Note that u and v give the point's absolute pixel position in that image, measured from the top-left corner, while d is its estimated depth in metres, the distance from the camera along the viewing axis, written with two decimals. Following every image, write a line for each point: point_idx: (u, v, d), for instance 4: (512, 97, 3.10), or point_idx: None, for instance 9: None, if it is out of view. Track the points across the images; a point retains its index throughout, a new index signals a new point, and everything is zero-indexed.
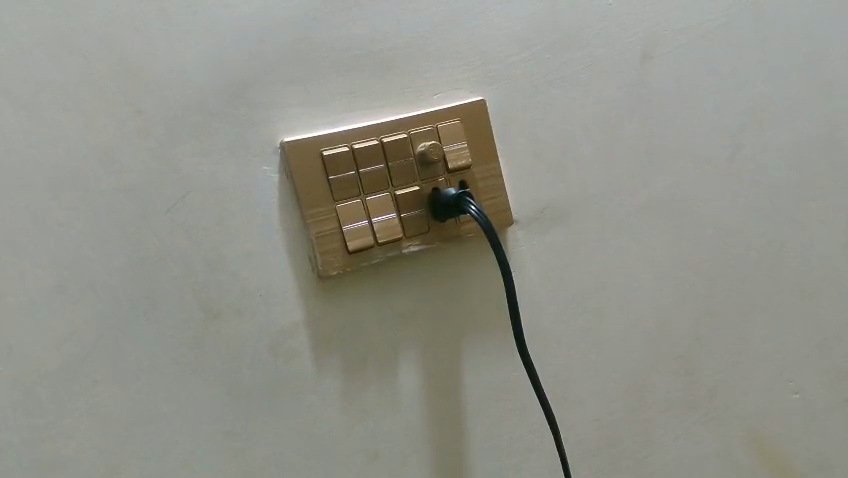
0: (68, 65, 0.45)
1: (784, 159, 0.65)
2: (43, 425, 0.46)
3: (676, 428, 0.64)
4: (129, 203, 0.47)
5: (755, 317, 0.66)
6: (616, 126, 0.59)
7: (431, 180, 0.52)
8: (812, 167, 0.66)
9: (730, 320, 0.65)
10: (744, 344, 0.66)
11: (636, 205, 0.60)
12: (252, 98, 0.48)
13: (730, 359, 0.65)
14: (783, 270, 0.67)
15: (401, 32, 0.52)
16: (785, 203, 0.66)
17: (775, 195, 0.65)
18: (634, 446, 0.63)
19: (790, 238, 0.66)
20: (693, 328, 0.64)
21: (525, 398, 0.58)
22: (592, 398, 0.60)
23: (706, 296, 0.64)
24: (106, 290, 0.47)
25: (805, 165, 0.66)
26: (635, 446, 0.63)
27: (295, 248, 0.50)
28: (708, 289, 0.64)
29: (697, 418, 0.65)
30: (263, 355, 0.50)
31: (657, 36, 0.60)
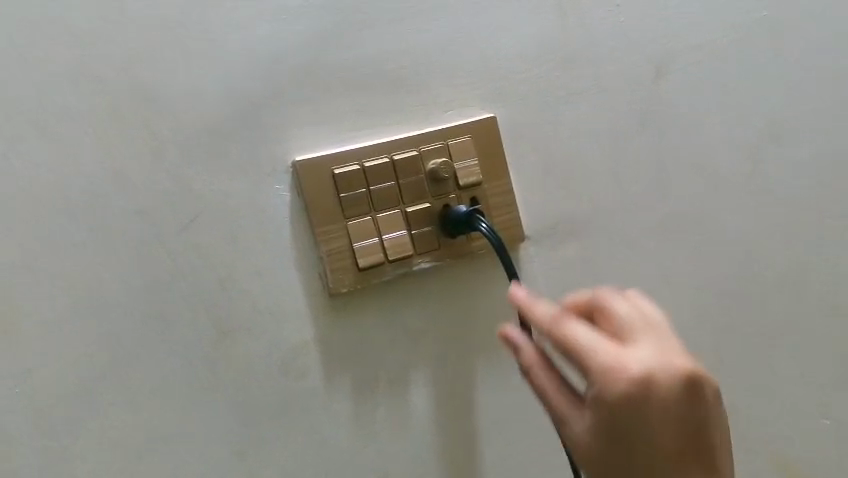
0: (84, 89, 0.45)
1: (803, 172, 0.64)
2: (57, 444, 0.46)
3: None
4: (143, 223, 0.47)
5: (776, 333, 0.64)
6: (626, 140, 0.59)
7: (441, 197, 0.52)
8: (833, 180, 0.65)
9: (750, 337, 0.63)
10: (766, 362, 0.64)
11: (652, 221, 0.60)
12: (265, 118, 0.49)
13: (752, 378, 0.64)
14: (805, 286, 0.65)
15: (410, 50, 0.52)
16: (805, 217, 0.65)
17: (794, 209, 0.64)
18: None
19: (811, 252, 0.65)
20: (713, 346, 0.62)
21: (538, 417, 0.57)
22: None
23: (725, 313, 0.62)
24: (120, 309, 0.47)
25: (825, 178, 0.65)
26: None
27: (306, 266, 0.51)
28: (726, 305, 0.62)
29: None
30: (274, 374, 0.51)
31: (669, 51, 0.60)
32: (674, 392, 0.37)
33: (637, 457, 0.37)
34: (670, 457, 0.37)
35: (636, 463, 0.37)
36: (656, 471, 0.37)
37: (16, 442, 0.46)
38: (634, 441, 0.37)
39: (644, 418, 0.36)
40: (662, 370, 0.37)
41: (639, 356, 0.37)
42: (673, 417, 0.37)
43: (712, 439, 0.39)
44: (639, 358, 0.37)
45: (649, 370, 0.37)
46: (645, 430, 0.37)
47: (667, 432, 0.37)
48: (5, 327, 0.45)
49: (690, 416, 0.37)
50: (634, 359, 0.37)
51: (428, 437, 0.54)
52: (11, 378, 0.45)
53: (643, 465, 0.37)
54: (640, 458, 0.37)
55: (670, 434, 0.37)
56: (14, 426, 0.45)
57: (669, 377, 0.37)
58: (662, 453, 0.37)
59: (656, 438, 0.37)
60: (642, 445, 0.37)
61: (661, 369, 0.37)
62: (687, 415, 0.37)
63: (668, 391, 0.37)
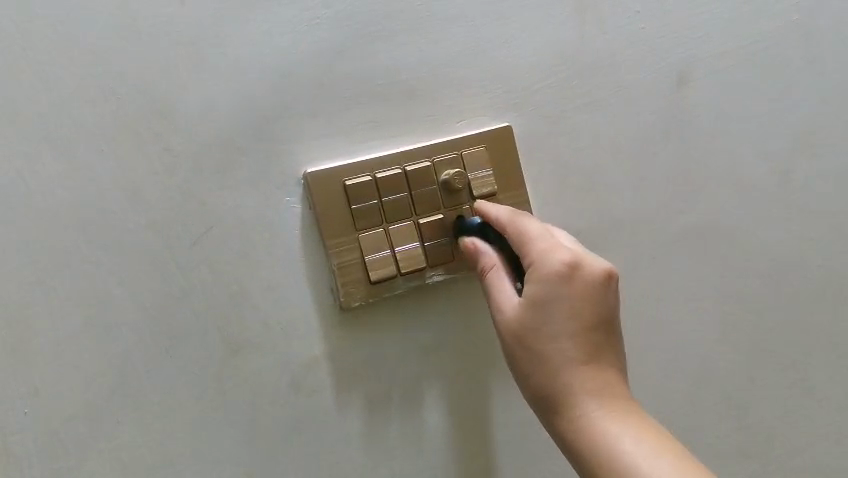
0: (100, 104, 0.45)
1: (822, 182, 0.63)
2: (68, 464, 0.45)
3: (714, 460, 0.62)
4: (155, 237, 0.46)
5: (791, 344, 0.64)
6: (647, 152, 0.58)
7: (456, 207, 0.52)
8: None
9: (768, 348, 0.63)
10: (782, 373, 0.64)
11: (668, 232, 0.59)
12: (278, 129, 0.49)
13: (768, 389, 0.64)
14: (822, 296, 0.65)
15: (423, 61, 0.52)
16: (823, 227, 0.64)
17: (813, 219, 0.64)
18: None
19: (828, 262, 0.64)
20: (729, 357, 0.62)
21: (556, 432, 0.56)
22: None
23: (742, 325, 0.62)
24: (131, 324, 0.46)
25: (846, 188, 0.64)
26: None
27: (318, 279, 0.50)
28: (744, 317, 0.62)
29: (735, 450, 0.63)
30: (285, 390, 0.49)
31: (690, 58, 0.58)
32: (590, 279, 0.45)
33: (551, 327, 0.45)
34: (579, 330, 0.45)
35: (550, 331, 0.45)
36: (566, 339, 0.45)
37: (24, 463, 0.45)
38: (551, 313, 0.45)
39: (562, 292, 0.45)
40: (578, 269, 0.45)
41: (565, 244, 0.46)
42: (585, 296, 0.45)
43: (611, 323, 0.46)
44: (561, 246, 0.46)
45: (567, 265, 0.45)
46: (563, 304, 0.45)
47: (578, 308, 0.45)
48: (14, 344, 0.44)
49: (598, 299, 0.46)
50: (560, 248, 0.46)
51: (444, 456, 0.53)
52: (19, 397, 0.44)
53: (555, 334, 0.45)
54: (553, 328, 0.45)
55: (580, 310, 0.45)
56: (22, 446, 0.45)
57: (583, 274, 0.45)
58: (571, 327, 0.45)
59: (569, 312, 0.45)
60: (556, 317, 0.45)
61: (581, 267, 0.45)
62: (597, 298, 0.45)
63: (585, 281, 0.45)
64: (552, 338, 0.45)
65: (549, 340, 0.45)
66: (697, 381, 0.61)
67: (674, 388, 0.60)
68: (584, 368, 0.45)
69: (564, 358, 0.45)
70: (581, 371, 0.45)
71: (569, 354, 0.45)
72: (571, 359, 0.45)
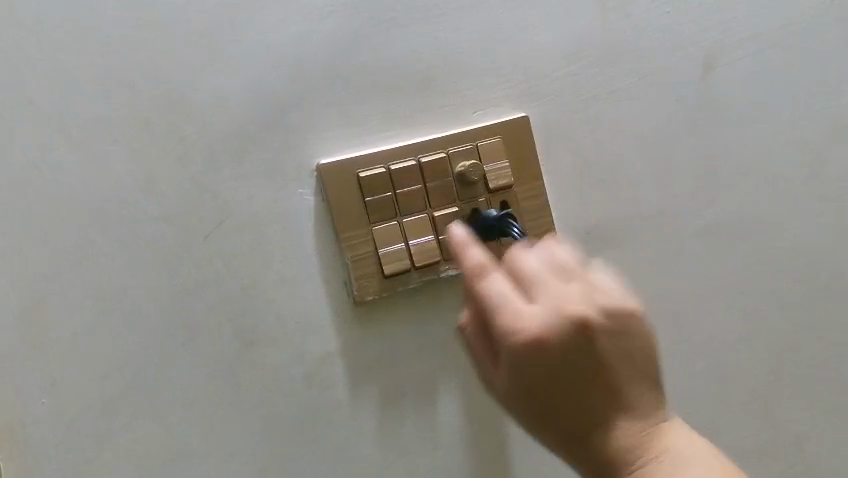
0: (113, 96, 0.45)
1: None
2: (84, 455, 0.46)
3: (738, 459, 0.61)
4: (169, 230, 0.46)
5: (819, 340, 0.62)
6: (670, 143, 0.56)
7: (471, 200, 0.51)
8: None
9: (794, 344, 0.62)
10: (809, 370, 0.62)
11: (691, 225, 0.57)
12: (291, 120, 0.48)
13: (794, 386, 0.62)
14: None
15: (438, 50, 0.51)
16: None
17: (842, 211, 0.61)
18: None
19: None
20: (754, 354, 0.60)
21: None
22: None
23: (767, 320, 0.60)
24: (145, 317, 0.46)
25: None
26: None
27: (331, 273, 0.49)
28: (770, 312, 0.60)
29: (760, 448, 0.61)
30: (299, 384, 0.49)
31: (714, 46, 0.57)
32: (577, 345, 0.38)
33: (559, 414, 0.39)
34: (589, 405, 0.39)
35: (559, 418, 0.39)
36: (579, 420, 0.39)
37: (41, 455, 0.45)
38: (551, 398, 0.39)
39: (552, 373, 0.39)
40: (558, 340, 0.38)
41: (533, 310, 0.39)
42: (580, 365, 0.39)
43: (621, 374, 0.39)
44: (530, 314, 0.39)
45: (547, 341, 0.38)
46: (558, 386, 0.39)
47: (576, 382, 0.39)
48: (31, 336, 0.45)
49: (597, 357, 0.39)
50: (530, 319, 0.39)
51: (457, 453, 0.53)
52: (36, 389, 0.45)
53: (568, 418, 0.39)
54: (562, 412, 0.39)
55: (579, 383, 0.39)
56: (39, 438, 0.45)
57: (567, 342, 0.38)
58: (579, 404, 0.39)
59: (569, 390, 0.39)
60: (558, 400, 0.39)
61: (560, 338, 0.38)
62: (594, 357, 0.39)
63: (572, 349, 0.38)
64: (564, 424, 0.40)
65: (562, 428, 0.40)
66: (720, 378, 0.60)
67: (696, 385, 0.59)
68: (609, 447, 0.39)
69: (587, 443, 0.39)
70: (610, 450, 0.39)
71: (591, 437, 0.39)
72: (593, 439, 0.39)
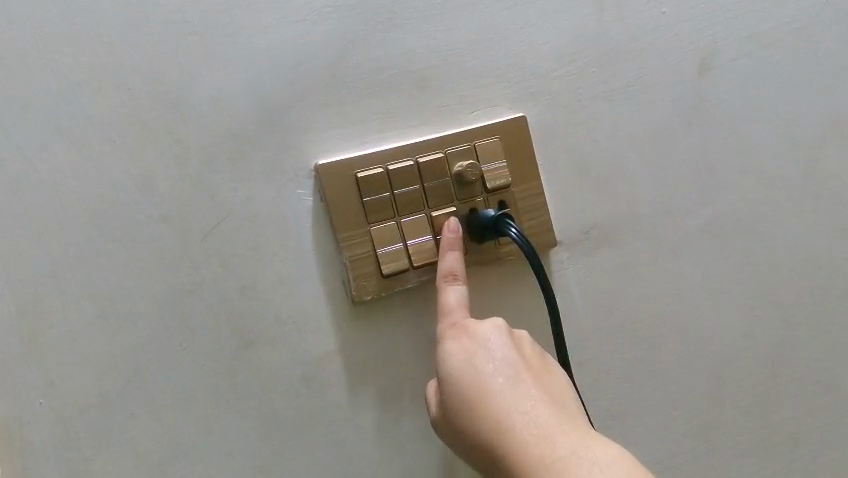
0: (111, 96, 0.45)
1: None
2: (83, 454, 0.46)
3: (733, 457, 0.61)
4: (168, 230, 0.46)
5: (815, 340, 0.63)
6: (668, 143, 0.57)
7: (468, 200, 0.51)
8: None
9: (791, 344, 0.62)
10: (805, 369, 0.62)
11: (687, 224, 0.58)
12: (290, 120, 0.48)
13: (790, 386, 0.62)
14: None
15: (437, 50, 0.51)
16: None
17: (838, 211, 0.62)
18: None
19: None
20: (751, 354, 0.61)
21: None
22: (643, 428, 0.58)
23: (763, 320, 0.61)
24: (144, 317, 0.46)
25: None
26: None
27: (330, 272, 0.49)
28: (766, 312, 0.61)
29: (755, 447, 0.62)
30: (297, 384, 0.49)
31: (711, 45, 0.57)
32: (514, 351, 0.45)
33: (500, 406, 0.42)
34: (526, 399, 0.42)
35: (501, 410, 0.42)
36: (518, 413, 0.41)
37: (40, 454, 0.45)
38: (493, 390, 0.43)
39: (493, 368, 0.44)
40: (499, 341, 0.45)
41: (480, 323, 0.47)
42: (517, 366, 0.44)
43: (551, 388, 0.44)
44: (476, 326, 0.47)
45: (490, 343, 0.45)
46: (498, 381, 0.43)
47: (513, 379, 0.43)
48: (30, 336, 0.45)
49: (530, 368, 0.45)
50: (476, 330, 0.46)
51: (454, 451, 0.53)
52: (34, 388, 0.45)
53: (509, 412, 0.42)
54: (502, 403, 0.42)
55: (516, 380, 0.43)
56: (38, 437, 0.45)
57: (506, 345, 0.45)
58: (517, 397, 0.42)
59: (508, 385, 0.43)
60: (498, 393, 0.43)
61: (497, 339, 0.46)
62: (529, 367, 0.45)
63: (510, 351, 0.45)
64: (505, 416, 0.41)
65: (504, 420, 0.41)
66: (716, 377, 0.60)
67: (693, 384, 0.59)
68: (546, 440, 0.40)
69: (526, 437, 0.40)
70: (547, 443, 0.40)
71: (529, 430, 0.40)
72: (530, 433, 0.40)
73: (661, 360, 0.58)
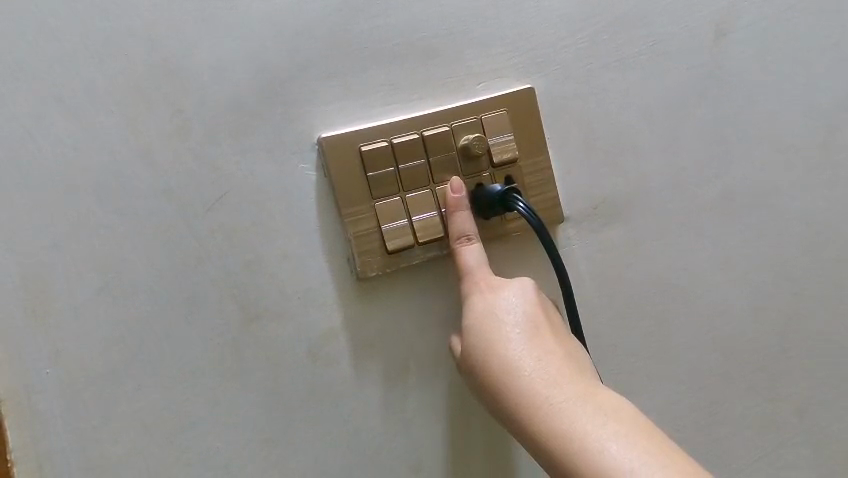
0: (109, 65, 0.44)
1: None
2: (91, 426, 0.46)
3: (739, 433, 0.61)
4: (170, 204, 0.46)
5: (823, 315, 0.62)
6: (680, 114, 0.55)
7: (474, 175, 0.50)
8: None
9: (799, 320, 0.61)
10: (812, 345, 0.62)
11: (697, 198, 0.57)
12: (290, 93, 0.47)
13: (796, 362, 0.62)
14: None
15: (442, 18, 0.49)
16: None
17: None
18: (702, 452, 0.60)
19: None
20: (759, 329, 0.60)
21: None
22: (648, 403, 0.58)
23: (772, 295, 0.60)
24: (148, 291, 0.46)
25: None
26: (703, 452, 0.60)
27: (334, 249, 0.49)
28: (775, 287, 0.60)
29: (760, 423, 0.62)
30: (303, 359, 0.49)
31: (726, 13, 0.55)
32: (534, 305, 0.46)
33: (512, 354, 0.44)
34: (539, 349, 0.44)
35: (512, 357, 0.43)
36: (529, 361, 0.43)
37: (49, 424, 0.46)
38: (508, 339, 0.44)
39: (510, 320, 0.45)
40: (518, 297, 0.47)
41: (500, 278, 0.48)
42: (534, 318, 0.46)
43: (566, 342, 0.46)
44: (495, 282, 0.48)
45: (509, 297, 0.47)
46: (513, 331, 0.45)
47: (529, 331, 0.45)
48: (36, 307, 0.45)
49: (548, 322, 0.46)
50: (496, 284, 0.48)
51: (460, 425, 0.54)
52: (41, 359, 0.45)
53: (521, 364, 0.43)
54: (515, 351, 0.44)
55: (531, 331, 0.45)
56: (46, 409, 0.45)
57: (524, 300, 0.47)
58: (531, 348, 0.44)
59: (524, 336, 0.44)
60: (512, 341, 0.44)
61: (517, 295, 0.47)
62: (547, 323, 0.46)
63: (528, 304, 0.46)
64: (517, 362, 0.43)
65: (515, 366, 0.43)
66: (724, 351, 0.60)
67: (700, 359, 0.59)
68: (552, 387, 0.42)
69: (533, 383, 0.42)
70: (554, 389, 0.42)
71: (538, 377, 0.42)
72: (538, 379, 0.42)
73: (668, 335, 0.58)
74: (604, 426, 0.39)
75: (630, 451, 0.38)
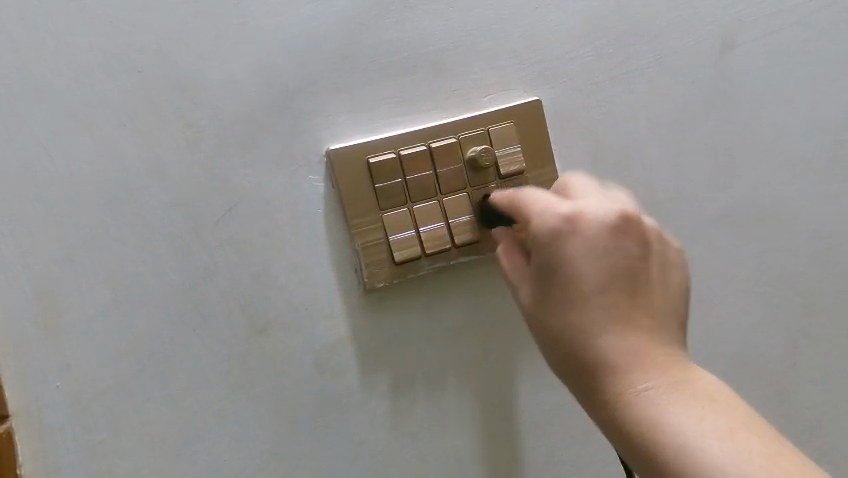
0: (123, 79, 0.45)
1: None
2: (100, 438, 0.46)
3: None
4: (180, 216, 0.46)
5: (835, 328, 0.61)
6: (687, 125, 0.55)
7: (481, 186, 0.51)
8: None
9: (809, 333, 0.61)
10: (823, 358, 0.62)
11: (705, 211, 0.56)
12: (300, 106, 0.47)
13: (807, 376, 0.61)
14: None
15: (449, 33, 0.50)
16: None
17: None
18: None
19: None
20: (768, 342, 0.60)
21: (581, 415, 0.56)
22: None
23: (782, 308, 0.60)
24: (158, 302, 0.47)
25: None
26: None
27: (342, 260, 0.49)
28: (785, 300, 0.60)
29: None
30: (310, 371, 0.49)
31: (733, 26, 0.55)
32: (628, 251, 0.41)
33: (597, 310, 0.40)
34: (629, 310, 0.40)
35: (597, 313, 0.40)
36: (616, 322, 0.40)
37: (58, 436, 0.46)
38: (594, 293, 0.40)
39: (600, 280, 0.40)
40: (614, 241, 0.41)
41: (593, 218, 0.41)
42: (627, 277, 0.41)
43: (659, 298, 0.42)
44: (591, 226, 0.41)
45: (603, 239, 0.41)
46: (603, 283, 0.40)
47: (622, 285, 0.40)
48: (46, 319, 0.45)
49: (643, 274, 0.41)
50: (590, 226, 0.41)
51: (468, 439, 0.53)
52: (51, 370, 0.45)
53: (606, 323, 0.40)
54: (602, 315, 0.40)
55: (622, 286, 0.40)
56: (54, 421, 0.45)
57: (619, 245, 0.41)
58: (621, 306, 0.40)
59: (614, 291, 0.40)
60: (597, 302, 0.40)
61: (613, 237, 0.41)
62: (642, 275, 0.41)
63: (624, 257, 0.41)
64: (601, 321, 0.40)
65: (598, 325, 0.40)
66: (733, 365, 0.59)
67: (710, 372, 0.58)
68: (643, 367, 0.39)
69: (617, 348, 0.39)
70: (644, 371, 0.39)
71: (623, 342, 0.39)
72: (627, 357, 0.39)
73: None
74: (700, 420, 0.36)
75: (732, 449, 0.35)
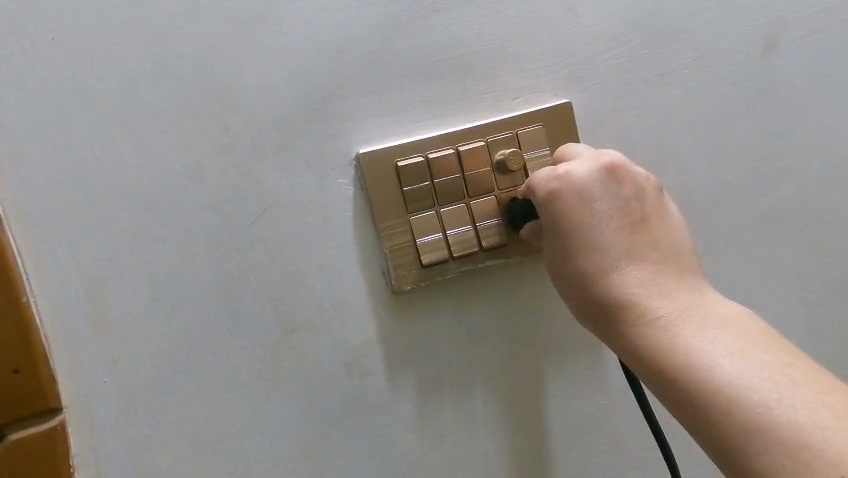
0: (165, 86, 0.46)
1: None
2: (142, 432, 0.48)
3: None
4: (216, 218, 0.48)
5: None
6: (727, 127, 0.54)
7: (509, 189, 0.50)
8: None
9: None
10: None
11: (745, 215, 0.54)
12: (331, 110, 0.48)
13: None
14: None
15: (479, 36, 0.50)
16: None
17: None
18: None
19: None
20: (813, 351, 0.57)
21: (612, 422, 0.55)
22: None
23: (826, 316, 0.57)
24: (195, 301, 0.48)
25: None
26: None
27: (370, 263, 0.50)
28: (829, 308, 0.57)
29: None
30: (339, 372, 0.50)
31: (775, 23, 0.53)
32: (625, 196, 0.45)
33: (602, 255, 0.43)
34: (633, 251, 0.44)
35: (603, 258, 0.43)
36: (622, 264, 0.43)
37: (103, 428, 0.48)
38: (598, 239, 0.44)
39: (602, 221, 0.44)
40: (608, 190, 0.44)
41: (583, 167, 0.45)
42: (630, 219, 0.44)
43: (660, 237, 0.45)
44: (585, 178, 0.44)
45: (600, 189, 0.44)
46: (605, 228, 0.44)
47: (622, 229, 0.44)
48: (94, 317, 0.47)
49: (639, 217, 0.45)
50: (585, 176, 0.44)
51: (497, 443, 0.53)
52: (98, 366, 0.47)
53: (613, 265, 0.43)
54: (608, 259, 0.43)
55: (623, 230, 0.44)
56: (100, 415, 0.48)
57: (614, 192, 0.45)
58: (624, 248, 0.44)
59: (616, 235, 0.44)
60: (601, 248, 0.43)
61: (605, 186, 0.45)
62: (639, 218, 0.45)
63: (616, 198, 0.44)
64: (608, 264, 0.43)
65: (606, 269, 0.43)
66: None
67: None
68: (658, 300, 0.42)
69: (626, 288, 0.42)
70: (659, 303, 0.42)
71: (630, 283, 0.43)
72: (639, 291, 0.42)
73: None
74: (712, 342, 0.39)
75: (744, 366, 0.37)
